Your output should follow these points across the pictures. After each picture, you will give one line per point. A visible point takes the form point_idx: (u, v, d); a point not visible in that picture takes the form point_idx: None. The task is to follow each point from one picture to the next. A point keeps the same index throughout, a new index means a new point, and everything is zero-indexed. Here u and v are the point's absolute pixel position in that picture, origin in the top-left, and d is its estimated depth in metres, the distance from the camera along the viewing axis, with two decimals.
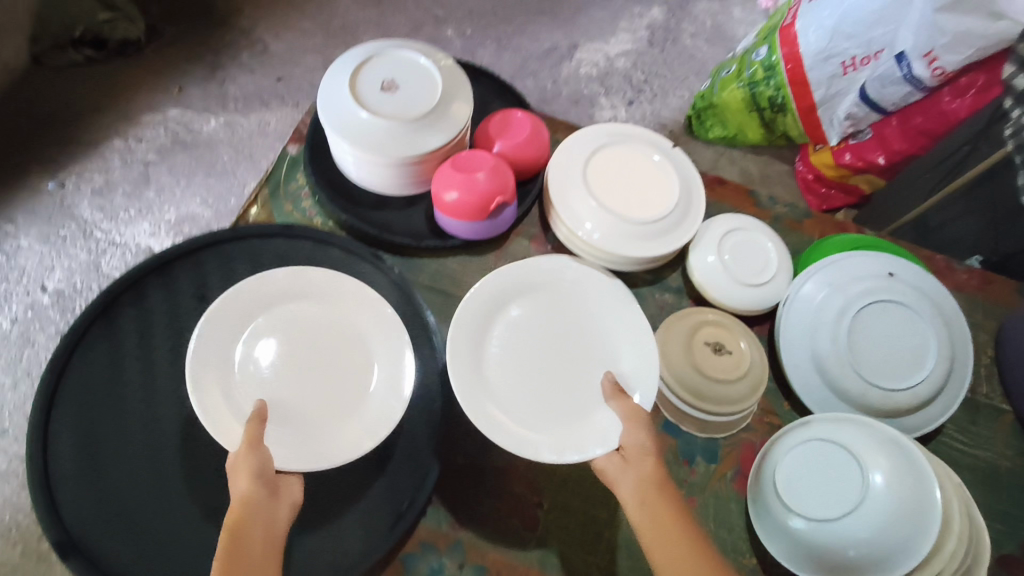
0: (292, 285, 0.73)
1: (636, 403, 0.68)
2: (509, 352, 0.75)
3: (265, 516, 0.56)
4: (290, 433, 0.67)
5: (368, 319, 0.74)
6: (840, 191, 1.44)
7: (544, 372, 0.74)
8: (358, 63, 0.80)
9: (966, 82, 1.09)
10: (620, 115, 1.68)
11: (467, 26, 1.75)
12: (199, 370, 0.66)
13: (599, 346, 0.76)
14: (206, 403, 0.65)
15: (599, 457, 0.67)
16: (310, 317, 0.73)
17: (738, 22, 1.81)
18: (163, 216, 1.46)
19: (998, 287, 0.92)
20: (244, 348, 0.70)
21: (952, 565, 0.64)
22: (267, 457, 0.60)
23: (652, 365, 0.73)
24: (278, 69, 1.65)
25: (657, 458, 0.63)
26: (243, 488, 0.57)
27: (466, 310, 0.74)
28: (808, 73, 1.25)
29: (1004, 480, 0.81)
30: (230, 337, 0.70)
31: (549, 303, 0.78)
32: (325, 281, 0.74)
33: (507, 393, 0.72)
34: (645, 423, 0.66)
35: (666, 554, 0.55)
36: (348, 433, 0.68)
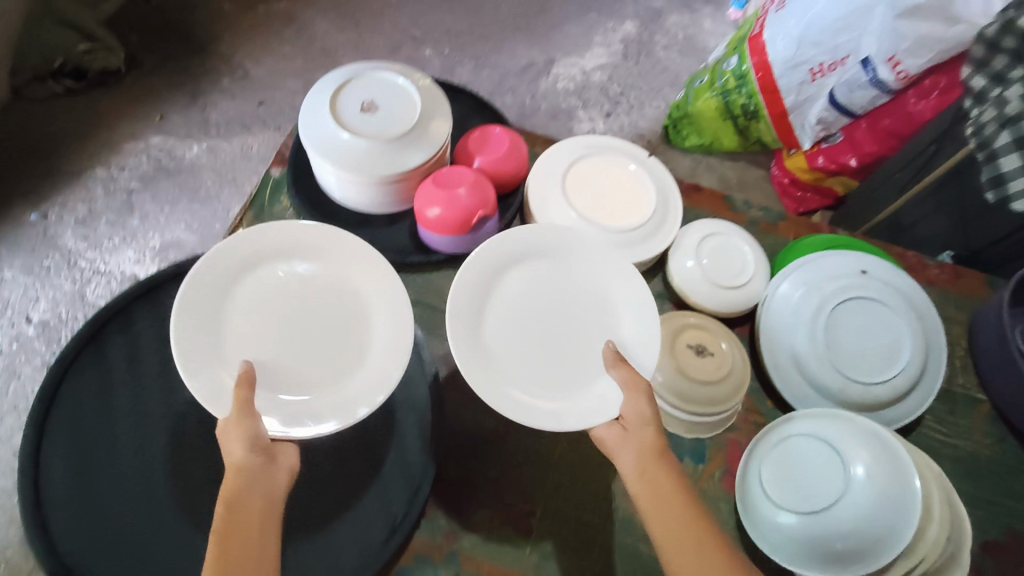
0: (285, 242, 0.72)
1: (637, 372, 0.66)
2: (506, 311, 0.73)
3: (263, 484, 0.54)
4: (278, 403, 0.65)
5: (365, 277, 0.73)
6: (815, 194, 1.50)
7: (542, 336, 0.73)
8: (338, 85, 0.82)
9: (930, 84, 1.14)
10: (599, 127, 1.71)
11: (445, 46, 1.78)
12: (185, 330, 0.64)
13: (599, 310, 0.74)
14: (193, 368, 0.63)
15: (598, 427, 0.64)
16: (304, 276, 0.73)
17: (709, 33, 1.85)
18: (147, 242, 1.46)
19: (968, 280, 0.95)
20: (236, 308, 0.69)
21: (936, 552, 0.66)
22: (259, 424, 0.58)
23: (654, 333, 0.70)
24: (259, 94, 1.66)
25: (658, 427, 0.61)
26: (237, 457, 0.55)
27: (465, 276, 0.71)
28: (778, 80, 1.29)
29: (984, 468, 0.83)
30: (220, 294, 0.69)
31: (549, 269, 0.75)
32: (319, 239, 0.73)
33: (503, 354, 0.71)
34: (646, 392, 0.64)
35: (663, 527, 0.55)
36: (339, 398, 0.67)
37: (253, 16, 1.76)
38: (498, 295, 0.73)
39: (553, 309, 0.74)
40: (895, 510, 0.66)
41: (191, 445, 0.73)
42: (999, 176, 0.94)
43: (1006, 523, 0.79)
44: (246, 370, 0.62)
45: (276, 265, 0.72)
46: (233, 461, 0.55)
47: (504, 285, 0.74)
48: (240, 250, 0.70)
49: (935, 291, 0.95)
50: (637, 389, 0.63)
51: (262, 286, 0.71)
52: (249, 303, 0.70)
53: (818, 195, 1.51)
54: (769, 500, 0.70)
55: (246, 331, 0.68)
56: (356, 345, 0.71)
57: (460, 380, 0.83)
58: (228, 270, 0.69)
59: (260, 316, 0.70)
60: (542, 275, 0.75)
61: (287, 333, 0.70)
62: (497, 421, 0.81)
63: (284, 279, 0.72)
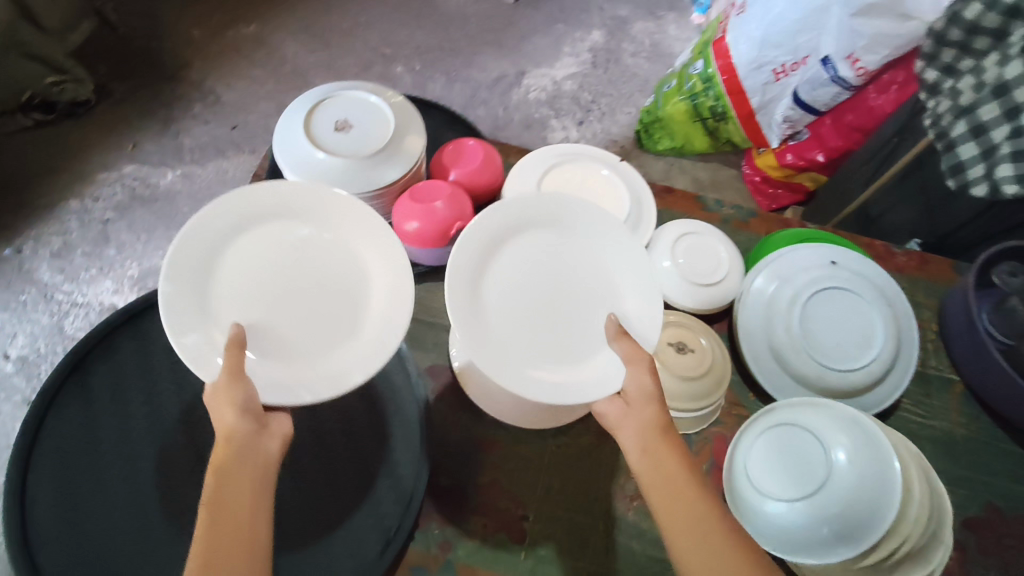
0: (276, 202, 0.68)
1: (637, 344, 0.65)
2: (506, 278, 0.71)
3: (252, 451, 0.56)
4: (274, 375, 0.64)
5: (361, 234, 0.71)
6: (786, 190, 1.53)
7: (542, 305, 0.71)
8: (311, 106, 0.83)
9: (888, 79, 1.18)
10: (572, 135, 1.74)
11: (416, 62, 1.80)
12: (173, 299, 0.62)
13: (598, 278, 0.72)
14: (184, 345, 0.61)
15: (599, 402, 0.65)
16: (296, 236, 0.70)
17: (675, 38, 1.89)
18: (125, 272, 1.46)
19: (935, 265, 0.98)
20: (227, 270, 0.67)
21: (918, 530, 0.68)
22: (251, 389, 0.58)
23: (656, 306, 0.68)
24: (232, 118, 1.67)
25: (661, 403, 0.62)
26: (229, 423, 0.56)
27: (462, 250, 0.67)
28: (743, 82, 1.31)
29: (961, 446, 0.85)
30: (210, 254, 0.66)
31: (546, 237, 0.73)
32: (311, 198, 0.69)
33: (502, 323, 0.69)
34: (648, 365, 0.63)
35: (662, 498, 0.56)
36: (338, 364, 0.67)
37: (222, 41, 1.76)
38: (497, 261, 0.71)
39: (555, 274, 0.72)
40: (878, 493, 0.67)
41: (181, 471, 0.73)
42: (958, 164, 0.97)
43: (985, 499, 0.82)
44: (235, 333, 0.60)
45: (266, 224, 0.69)
46: (225, 425, 0.56)
47: (505, 252, 0.71)
48: (233, 206, 0.67)
49: (904, 277, 0.98)
50: (638, 363, 0.63)
51: (255, 241, 0.68)
52: (241, 260, 0.67)
53: (790, 191, 1.54)
54: (756, 490, 0.72)
55: (239, 290, 0.66)
56: (353, 309, 0.69)
57: (447, 390, 0.84)
58: (219, 226, 0.66)
59: (251, 273, 0.67)
60: (543, 242, 0.72)
61: (280, 293, 0.68)
62: (486, 429, 0.82)
63: (278, 236, 0.69)
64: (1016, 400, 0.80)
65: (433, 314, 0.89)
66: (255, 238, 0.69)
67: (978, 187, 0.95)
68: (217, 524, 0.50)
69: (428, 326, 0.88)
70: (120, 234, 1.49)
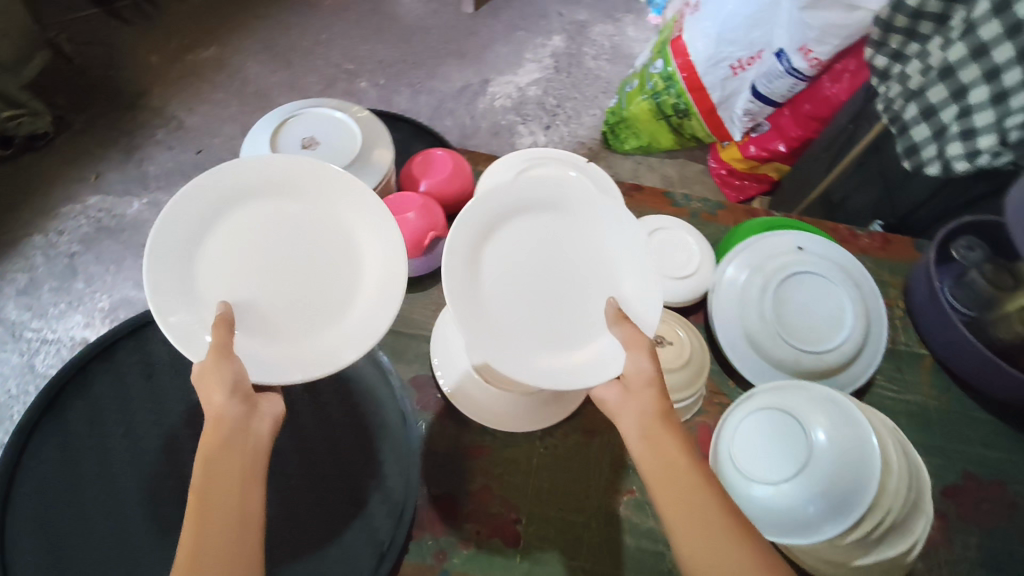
0: (268, 178, 0.68)
1: (638, 328, 0.63)
2: (502, 266, 0.70)
3: (241, 438, 0.55)
4: (268, 358, 0.64)
5: (355, 211, 0.70)
6: (752, 181, 1.57)
7: (539, 292, 0.70)
8: (277, 125, 0.84)
9: (840, 68, 1.22)
10: (539, 140, 1.76)
11: (380, 76, 1.80)
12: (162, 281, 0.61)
13: (595, 258, 0.71)
14: (175, 331, 0.61)
15: (599, 388, 0.64)
16: (288, 214, 0.69)
17: (633, 40, 1.93)
18: (96, 305, 1.43)
19: (897, 245, 1.02)
20: (218, 247, 0.66)
21: (898, 502, 0.70)
22: (240, 368, 0.58)
23: (655, 289, 0.67)
24: (197, 142, 1.65)
25: (661, 387, 0.61)
26: (219, 403, 0.55)
27: (455, 243, 0.66)
28: (702, 78, 1.35)
29: (935, 417, 0.88)
30: (200, 230, 0.65)
31: (541, 221, 0.72)
32: (305, 173, 0.69)
33: (496, 308, 0.68)
34: (647, 349, 0.62)
35: (660, 478, 0.56)
36: (333, 342, 0.67)
37: (182, 66, 1.75)
38: (491, 243, 0.70)
39: (548, 258, 0.71)
40: (857, 472, 0.69)
41: (166, 501, 0.72)
42: (913, 145, 1.01)
43: (962, 466, 0.85)
44: (223, 311, 0.61)
45: (257, 201, 0.68)
46: (214, 407, 0.55)
47: (499, 237, 0.70)
48: (223, 182, 0.66)
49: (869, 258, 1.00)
50: (638, 346, 0.62)
51: (245, 220, 0.68)
52: (231, 237, 0.67)
53: (755, 182, 1.58)
54: (742, 475, 0.73)
55: (229, 268, 0.66)
56: (344, 288, 0.70)
57: (431, 400, 0.84)
58: (210, 201, 0.66)
59: (240, 251, 0.67)
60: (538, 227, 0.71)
61: (271, 273, 0.68)
62: (473, 435, 0.82)
63: (267, 216, 0.69)
64: (981, 368, 0.83)
65: (412, 325, 0.90)
66: (245, 216, 0.68)
67: (932, 165, 0.98)
68: (206, 512, 0.50)
69: (408, 337, 0.89)
70: (88, 267, 1.46)
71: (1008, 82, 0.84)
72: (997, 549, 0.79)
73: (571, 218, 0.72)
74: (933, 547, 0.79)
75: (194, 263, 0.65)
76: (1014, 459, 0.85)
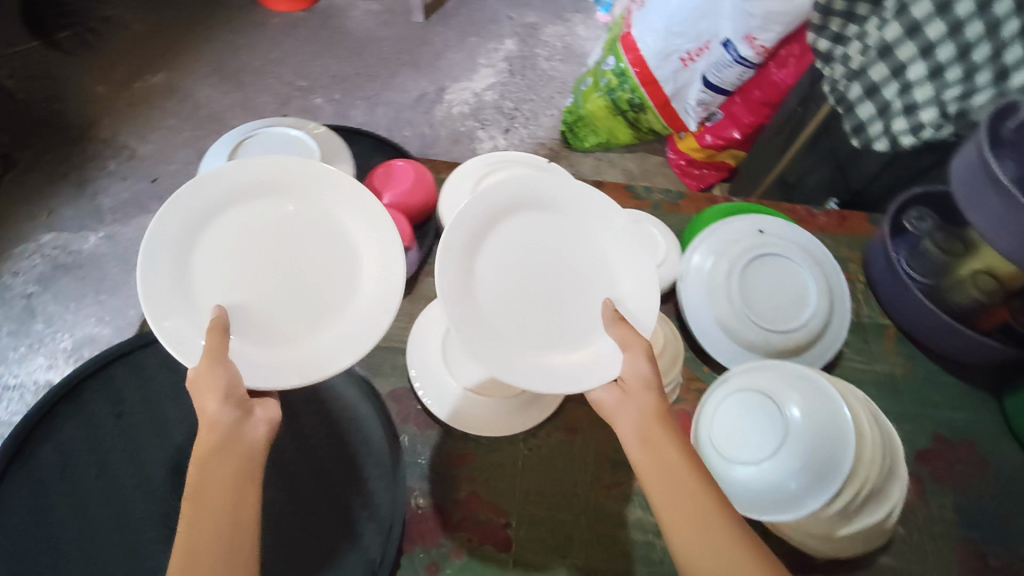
0: (263, 180, 0.68)
1: (636, 330, 0.65)
2: (498, 267, 0.70)
3: (237, 441, 0.55)
4: (264, 362, 0.65)
5: (351, 211, 0.71)
6: (711, 169, 1.58)
7: (535, 292, 0.71)
8: (232, 147, 0.83)
9: (785, 53, 1.24)
10: (500, 144, 1.76)
11: (334, 91, 1.78)
12: (156, 282, 0.62)
13: (591, 257, 0.72)
14: (171, 334, 0.61)
15: (598, 392, 0.66)
16: (284, 215, 0.70)
17: (584, 38, 1.95)
18: (58, 345, 1.38)
19: (853, 221, 1.05)
20: (214, 247, 0.67)
21: (875, 470, 0.72)
22: (234, 372, 0.58)
23: (653, 293, 0.69)
24: (152, 171, 1.61)
25: (659, 389, 0.61)
26: (212, 411, 0.55)
27: (450, 248, 0.65)
28: (655, 72, 1.36)
29: (903, 385, 0.91)
30: (196, 230, 0.66)
31: (535, 223, 0.72)
32: (301, 175, 0.69)
33: (490, 309, 0.68)
34: (645, 351, 0.63)
35: (655, 476, 0.56)
36: (330, 345, 0.68)
37: (129, 94, 1.71)
38: (486, 243, 0.69)
39: (544, 260, 0.71)
40: (830, 448, 0.71)
41: (148, 541, 0.70)
42: (860, 123, 1.05)
43: (931, 429, 0.87)
44: (218, 316, 0.61)
45: (253, 202, 0.69)
46: (208, 416, 0.56)
47: (494, 239, 0.70)
48: (219, 183, 0.66)
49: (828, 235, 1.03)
50: (637, 350, 0.63)
51: (241, 220, 0.68)
52: (226, 238, 0.67)
53: (715, 170, 1.60)
54: (723, 459, 0.75)
55: (223, 268, 0.67)
56: (340, 289, 0.70)
57: (410, 412, 0.84)
58: (206, 202, 0.66)
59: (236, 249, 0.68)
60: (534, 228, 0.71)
61: (267, 276, 0.68)
62: (456, 443, 0.82)
63: (262, 216, 0.69)
64: (940, 333, 0.86)
65: (386, 338, 0.89)
66: (241, 217, 0.68)
67: (879, 142, 1.01)
68: (198, 527, 0.50)
69: (383, 351, 0.88)
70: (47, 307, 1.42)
71: (941, 58, 0.87)
72: (971, 506, 0.82)
73: (566, 220, 0.72)
74: (910, 510, 0.81)
75: (188, 263, 0.65)
76: (978, 418, 0.88)
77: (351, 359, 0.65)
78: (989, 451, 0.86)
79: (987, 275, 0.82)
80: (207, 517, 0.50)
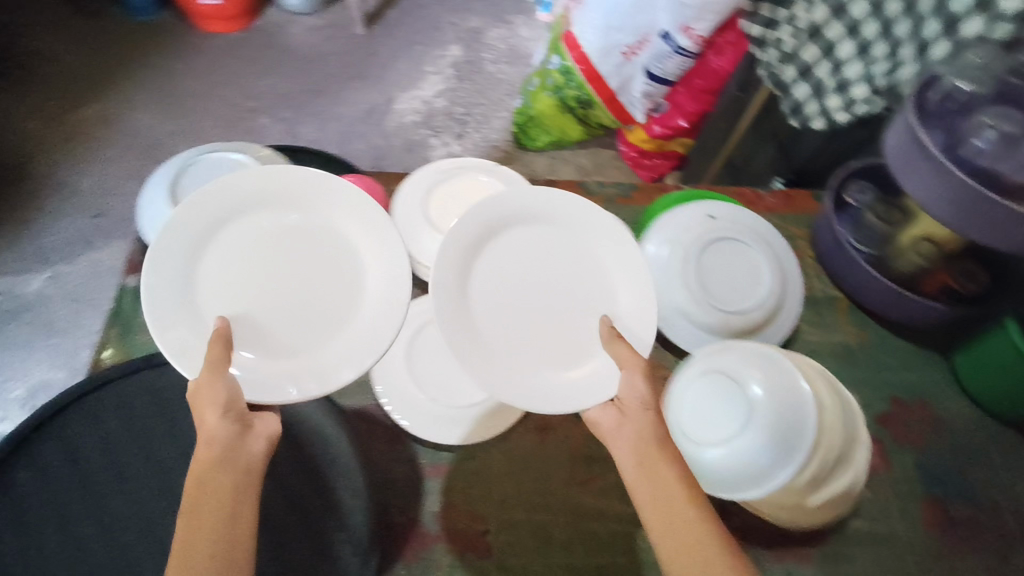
0: (270, 191, 0.70)
1: (633, 349, 0.66)
2: (496, 280, 0.73)
3: (236, 454, 0.55)
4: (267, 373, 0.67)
5: (355, 221, 0.73)
6: (663, 159, 1.60)
7: (535, 309, 0.74)
8: (173, 175, 0.81)
9: (721, 41, 1.26)
10: (453, 150, 1.76)
11: (281, 110, 1.76)
12: (161, 292, 0.64)
13: (588, 271, 0.76)
14: (172, 345, 0.63)
15: (593, 411, 0.66)
16: (290, 226, 0.72)
17: (529, 39, 1.95)
18: (11, 394, 1.34)
19: (799, 199, 1.08)
20: (220, 255, 0.69)
21: (836, 439, 0.74)
22: (233, 385, 0.60)
23: (650, 310, 0.72)
24: (96, 205, 1.56)
25: (657, 413, 0.61)
26: (212, 422, 0.57)
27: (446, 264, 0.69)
28: (598, 68, 1.38)
29: (858, 354, 0.94)
30: (201, 239, 0.68)
31: (534, 240, 0.75)
32: (306, 185, 0.71)
33: (486, 323, 0.72)
34: (641, 368, 0.64)
35: (653, 498, 0.55)
36: (334, 355, 0.70)
37: (66, 128, 1.66)
38: (482, 260, 0.73)
39: (543, 279, 0.75)
40: (791, 427, 0.73)
41: None
42: (796, 104, 1.07)
43: (888, 393, 0.91)
44: (221, 327, 0.63)
45: (259, 213, 0.71)
46: (207, 429, 0.57)
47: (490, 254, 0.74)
48: (226, 194, 0.68)
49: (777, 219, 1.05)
50: (633, 367, 0.64)
51: (246, 230, 0.70)
52: (230, 248, 0.69)
53: (664, 159, 1.61)
54: (693, 441, 0.77)
55: (228, 276, 0.69)
56: (344, 298, 0.72)
57: (378, 428, 0.83)
58: (211, 212, 0.68)
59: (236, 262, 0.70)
60: (532, 244, 0.75)
61: (271, 286, 0.70)
62: (429, 455, 0.82)
63: (265, 227, 0.71)
64: (888, 301, 0.89)
65: None
66: (245, 227, 0.70)
67: (817, 120, 1.04)
68: (196, 518, 0.50)
69: None
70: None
71: (868, 34, 0.91)
72: (930, 464, 0.86)
73: (565, 237, 0.76)
74: (874, 474, 0.84)
75: (192, 272, 0.67)
76: (931, 378, 0.92)
77: (355, 370, 0.66)
78: (942, 410, 0.90)
79: (927, 242, 0.84)
80: (206, 518, 0.50)
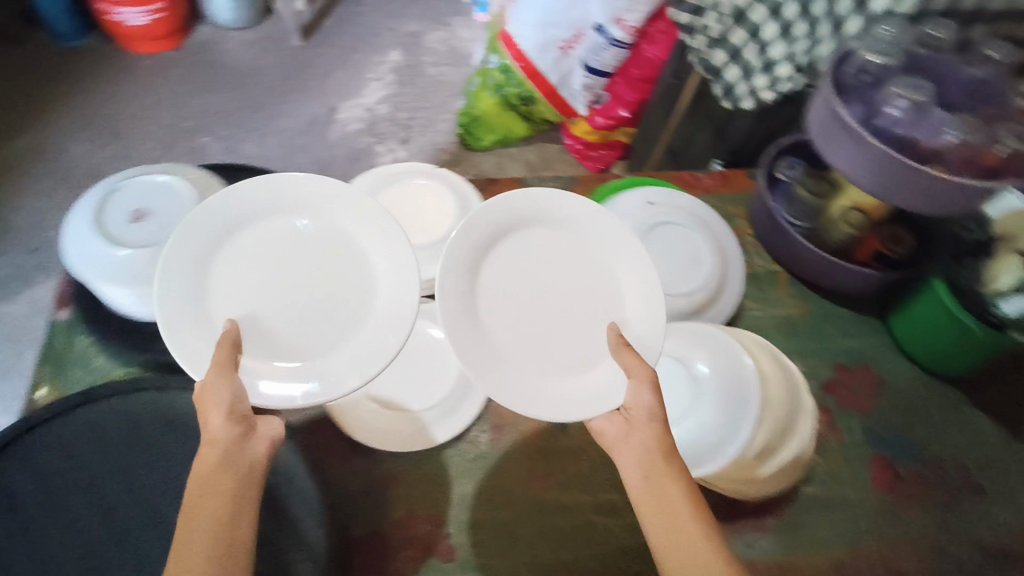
0: (288, 200, 0.70)
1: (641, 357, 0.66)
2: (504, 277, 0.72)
3: (237, 461, 0.57)
4: (274, 388, 0.65)
5: (371, 235, 0.70)
6: (607, 150, 1.64)
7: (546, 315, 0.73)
8: (98, 203, 0.79)
9: (652, 31, 1.31)
10: (400, 156, 1.75)
11: (220, 128, 1.73)
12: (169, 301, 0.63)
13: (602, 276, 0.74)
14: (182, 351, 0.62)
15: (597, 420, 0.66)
16: (309, 233, 0.71)
17: (469, 41, 1.96)
18: None
19: (735, 179, 1.10)
20: (229, 265, 0.69)
21: (780, 411, 0.76)
22: (240, 388, 0.60)
23: (659, 319, 0.70)
24: (29, 239, 1.51)
25: (663, 424, 0.62)
26: (218, 424, 0.58)
27: (446, 275, 0.67)
28: (537, 64, 1.41)
29: (801, 325, 0.96)
30: (212, 249, 0.68)
31: (550, 242, 0.74)
32: (329, 189, 0.70)
33: (491, 319, 0.71)
34: (651, 381, 0.63)
35: (652, 503, 0.58)
36: (345, 368, 0.67)
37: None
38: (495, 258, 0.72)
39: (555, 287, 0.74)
40: (740, 398, 0.74)
41: None
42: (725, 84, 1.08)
43: (830, 359, 0.94)
44: (231, 330, 0.63)
45: (278, 220, 0.71)
46: (210, 430, 0.58)
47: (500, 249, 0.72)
48: (244, 198, 0.68)
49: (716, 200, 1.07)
50: (640, 374, 0.64)
51: (260, 239, 0.70)
52: (243, 258, 0.69)
53: (609, 150, 1.65)
54: None
55: (243, 284, 0.68)
56: (360, 304, 0.69)
57: (330, 441, 0.82)
58: (230, 219, 0.68)
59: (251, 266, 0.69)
60: (546, 244, 0.74)
61: (284, 297, 0.69)
62: (386, 464, 0.81)
63: (284, 235, 0.71)
64: (826, 273, 0.93)
65: None
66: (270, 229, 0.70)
67: (746, 100, 1.06)
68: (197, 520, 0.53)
69: None
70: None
71: (789, 16, 0.94)
72: (876, 425, 0.89)
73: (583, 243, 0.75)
74: (824, 439, 0.87)
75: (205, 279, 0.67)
76: (870, 341, 0.95)
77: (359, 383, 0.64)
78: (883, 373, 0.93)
79: (856, 211, 0.89)
80: (210, 513, 0.54)
